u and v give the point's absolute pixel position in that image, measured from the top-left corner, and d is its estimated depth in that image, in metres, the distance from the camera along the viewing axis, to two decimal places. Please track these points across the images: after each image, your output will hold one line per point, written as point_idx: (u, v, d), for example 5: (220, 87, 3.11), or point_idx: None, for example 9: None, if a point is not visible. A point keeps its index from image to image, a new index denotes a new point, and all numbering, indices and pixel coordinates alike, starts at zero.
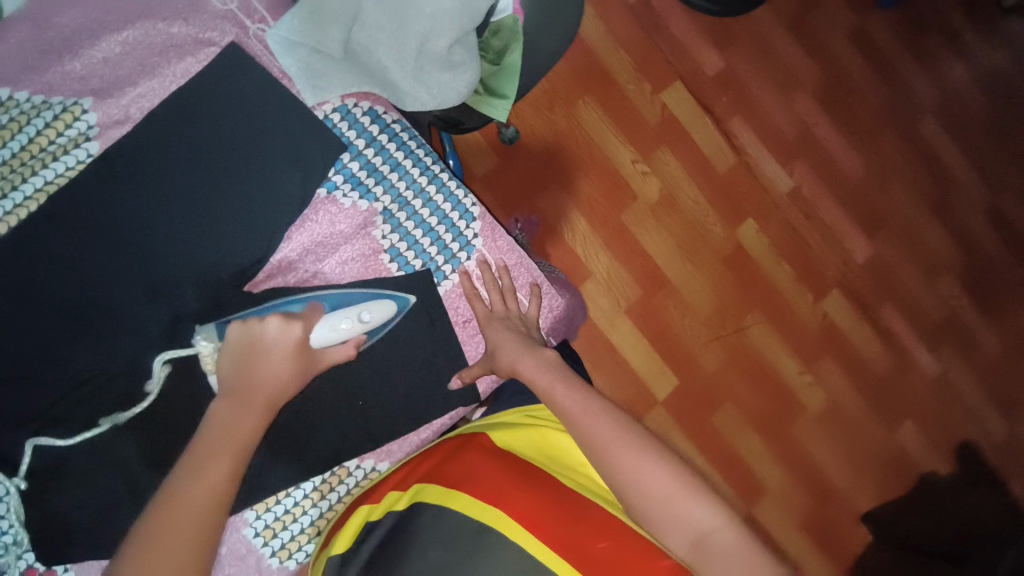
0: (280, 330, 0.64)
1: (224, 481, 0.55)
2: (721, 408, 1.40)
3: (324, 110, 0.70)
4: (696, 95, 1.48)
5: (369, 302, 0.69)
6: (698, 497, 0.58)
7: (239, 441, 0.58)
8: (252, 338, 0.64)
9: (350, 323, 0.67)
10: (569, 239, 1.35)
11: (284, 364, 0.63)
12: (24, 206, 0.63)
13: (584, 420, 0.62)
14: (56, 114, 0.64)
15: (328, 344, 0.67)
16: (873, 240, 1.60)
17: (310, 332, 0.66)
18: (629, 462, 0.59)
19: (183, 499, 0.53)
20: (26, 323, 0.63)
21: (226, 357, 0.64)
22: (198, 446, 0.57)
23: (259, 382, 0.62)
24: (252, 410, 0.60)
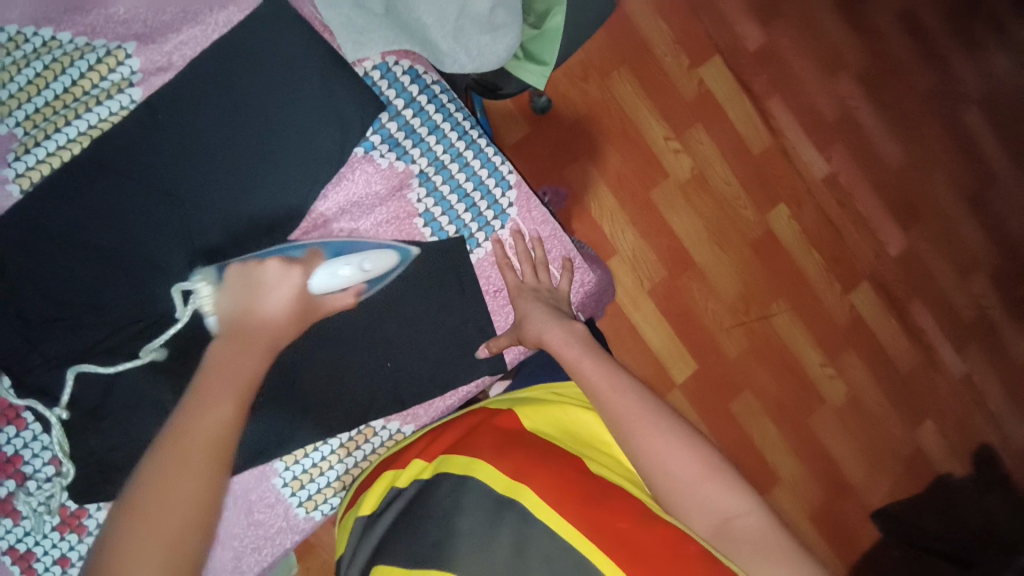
0: (279, 273, 0.64)
1: (226, 422, 0.55)
2: (739, 395, 1.39)
3: (364, 67, 0.70)
4: (736, 72, 1.43)
5: (371, 252, 0.68)
6: (725, 482, 0.57)
7: (244, 381, 0.58)
8: (251, 281, 0.64)
9: (350, 270, 0.66)
10: (596, 215, 1.33)
11: (281, 308, 0.63)
12: (66, 149, 0.62)
13: (612, 396, 0.62)
14: (100, 58, 0.63)
15: (327, 290, 0.66)
16: (908, 233, 1.56)
17: (310, 277, 0.65)
18: (653, 441, 0.59)
19: (190, 436, 0.53)
20: (65, 267, 0.63)
21: (226, 298, 0.63)
22: (198, 388, 0.56)
23: (261, 324, 0.62)
24: (251, 353, 0.60)
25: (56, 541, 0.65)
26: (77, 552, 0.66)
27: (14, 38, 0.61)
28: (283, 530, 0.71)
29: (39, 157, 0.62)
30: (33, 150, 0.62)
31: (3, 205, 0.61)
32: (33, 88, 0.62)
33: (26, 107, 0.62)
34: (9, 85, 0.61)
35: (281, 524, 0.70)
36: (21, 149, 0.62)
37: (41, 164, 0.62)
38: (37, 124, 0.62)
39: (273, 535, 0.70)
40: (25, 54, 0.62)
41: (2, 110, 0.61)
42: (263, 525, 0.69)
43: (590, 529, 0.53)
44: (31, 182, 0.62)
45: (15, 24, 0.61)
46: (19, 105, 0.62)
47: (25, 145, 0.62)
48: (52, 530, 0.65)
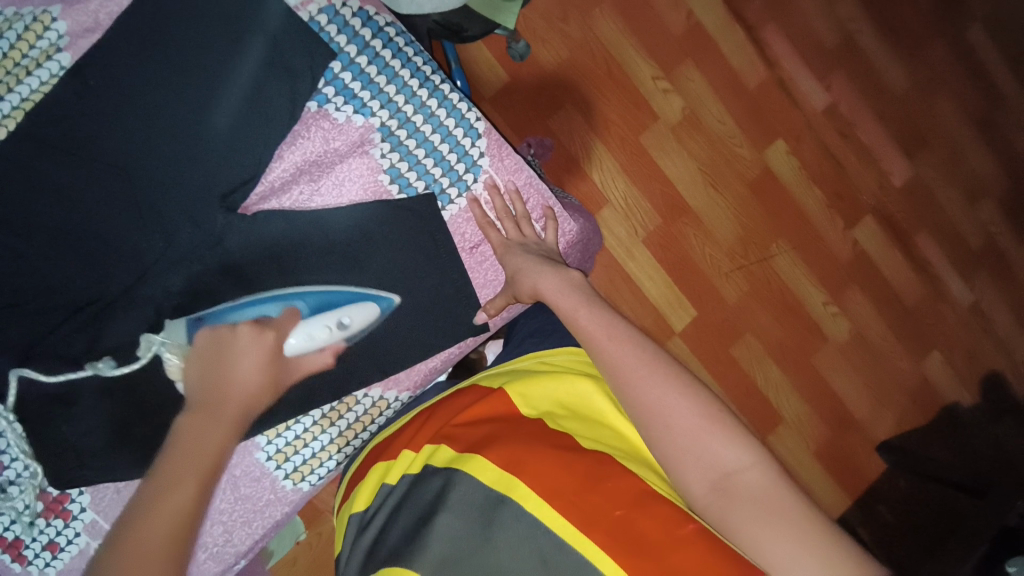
0: (251, 336, 0.61)
1: (184, 509, 0.51)
2: (741, 339, 1.37)
3: (309, 11, 0.63)
4: (726, 1, 1.36)
5: (350, 305, 0.65)
6: (723, 433, 0.53)
7: (205, 459, 0.54)
8: (220, 343, 0.61)
9: (328, 330, 0.64)
10: (586, 164, 1.29)
11: (252, 370, 0.60)
12: (1, 126, 0.57)
13: (606, 353, 0.58)
14: (26, 26, 0.57)
15: (301, 351, 0.64)
16: (912, 161, 1.49)
17: (284, 339, 0.63)
18: (650, 397, 0.55)
19: (147, 524, 0.49)
20: (13, 249, 0.59)
21: (193, 362, 0.61)
22: (160, 469, 0.53)
23: (228, 391, 0.58)
24: (219, 426, 0.56)
25: (43, 527, 0.64)
26: (65, 537, 0.64)
27: None
28: (272, 502, 0.69)
29: None
30: None
31: None
32: None
33: None
34: None
35: (269, 497, 0.69)
36: None
37: None
38: None
39: (262, 508, 0.69)
40: None
41: None
42: (250, 499, 0.68)
43: (584, 518, 0.51)
44: None
45: None
46: None
47: None
48: (39, 516, 0.63)
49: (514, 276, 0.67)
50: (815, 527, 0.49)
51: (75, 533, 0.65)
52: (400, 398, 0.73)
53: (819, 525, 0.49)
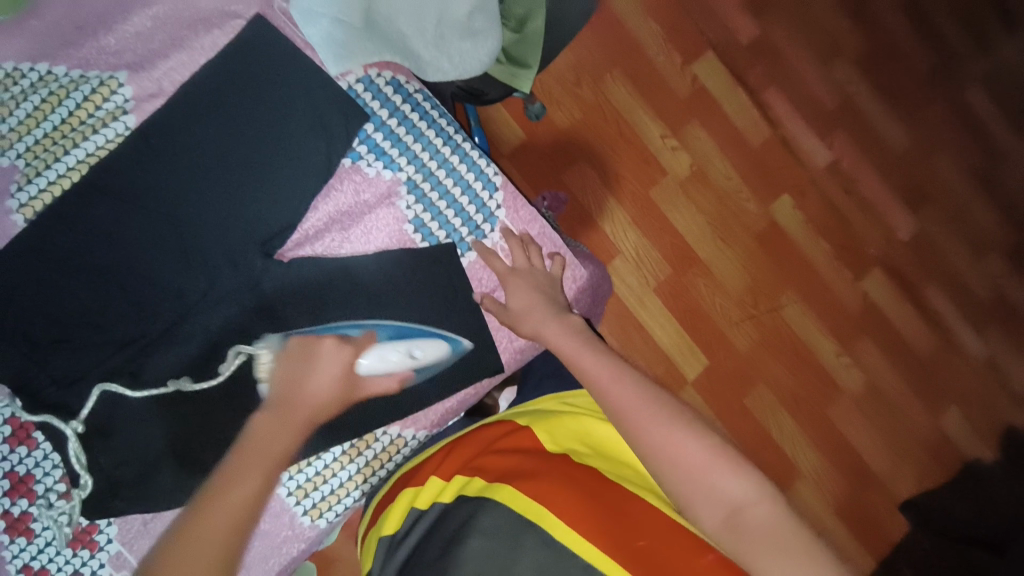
0: (332, 348, 0.64)
1: (245, 501, 0.54)
2: (752, 387, 1.39)
3: (348, 80, 0.70)
4: (729, 66, 1.47)
5: (421, 338, 0.68)
6: (732, 465, 0.55)
7: (272, 456, 0.57)
8: (308, 352, 0.64)
9: (399, 354, 0.67)
10: (597, 215, 1.37)
11: (325, 386, 0.63)
12: (66, 177, 0.63)
13: (610, 391, 0.61)
14: (94, 88, 0.64)
15: (374, 373, 0.66)
16: (916, 216, 1.53)
17: (362, 359, 0.65)
18: (657, 433, 0.57)
19: (211, 510, 0.53)
20: (68, 289, 0.64)
21: (282, 362, 0.64)
22: (229, 459, 0.57)
23: (305, 399, 0.62)
24: (288, 426, 0.60)
25: (69, 558, 0.66)
26: (90, 569, 0.66)
27: (11, 73, 0.63)
28: (289, 539, 0.70)
29: (40, 186, 0.63)
30: (35, 180, 0.63)
31: (12, 234, 0.63)
32: (30, 121, 0.63)
33: (24, 140, 0.63)
34: (10, 119, 0.63)
35: (287, 533, 0.69)
36: (24, 179, 0.63)
37: (43, 193, 0.63)
38: (38, 154, 0.63)
39: (279, 545, 0.69)
40: (23, 89, 0.63)
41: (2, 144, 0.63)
42: (268, 535, 0.69)
43: (610, 547, 0.53)
44: (35, 211, 0.63)
45: (12, 60, 0.63)
46: (19, 138, 0.63)
47: (26, 175, 0.63)
48: (67, 546, 0.66)
49: (514, 313, 0.70)
50: (826, 557, 0.50)
51: (100, 565, 0.67)
52: (417, 436, 0.74)
53: (829, 561, 0.49)
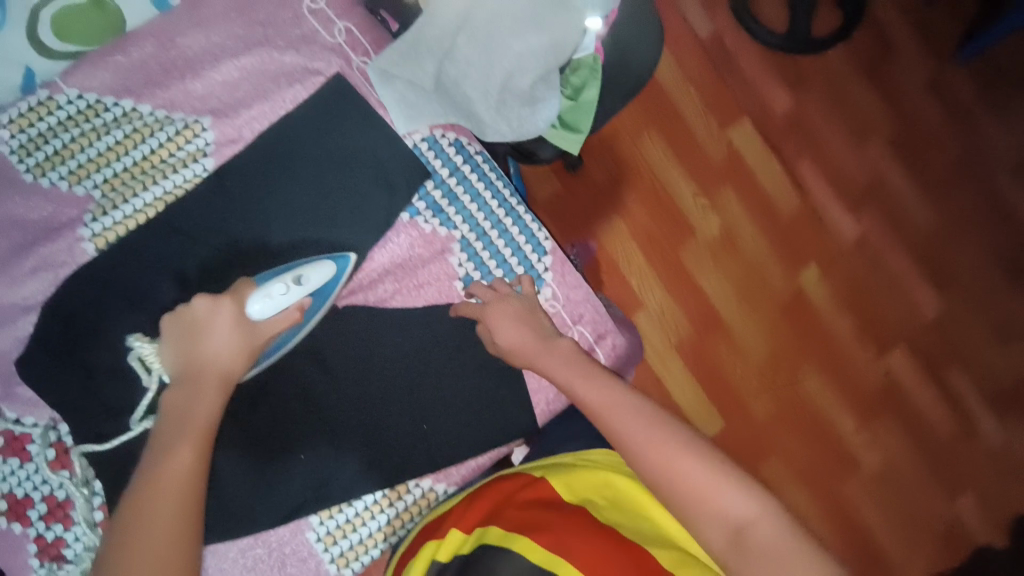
0: (207, 309, 0.60)
1: (187, 470, 0.54)
2: (769, 458, 1.42)
3: (413, 139, 0.74)
4: (764, 134, 1.52)
5: (306, 267, 0.64)
6: (731, 480, 0.57)
7: (195, 426, 0.56)
8: (186, 322, 0.60)
9: (283, 287, 0.62)
10: (625, 268, 1.41)
11: (221, 339, 0.59)
12: (143, 212, 0.66)
13: (620, 427, 0.59)
14: (178, 130, 0.67)
15: (268, 315, 0.61)
16: (942, 295, 1.54)
17: (243, 305, 0.61)
18: (660, 454, 0.58)
19: (151, 493, 0.53)
20: (126, 319, 0.65)
21: (167, 346, 0.60)
22: (157, 437, 0.56)
23: (206, 363, 0.58)
24: (201, 393, 0.57)
25: None
26: None
27: (94, 105, 0.65)
28: None
29: (115, 218, 0.66)
30: (111, 212, 0.65)
31: (80, 261, 0.65)
32: (113, 155, 0.66)
33: (102, 172, 0.65)
34: (89, 150, 0.65)
35: None
36: (99, 210, 0.65)
37: (117, 225, 0.66)
38: (116, 187, 0.66)
39: None
40: (105, 122, 0.65)
41: (81, 174, 0.65)
42: None
43: None
44: (107, 241, 0.65)
45: (96, 92, 0.65)
46: (97, 169, 0.65)
47: (103, 207, 0.65)
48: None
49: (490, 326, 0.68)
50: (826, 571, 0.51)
51: None
52: (448, 490, 0.73)
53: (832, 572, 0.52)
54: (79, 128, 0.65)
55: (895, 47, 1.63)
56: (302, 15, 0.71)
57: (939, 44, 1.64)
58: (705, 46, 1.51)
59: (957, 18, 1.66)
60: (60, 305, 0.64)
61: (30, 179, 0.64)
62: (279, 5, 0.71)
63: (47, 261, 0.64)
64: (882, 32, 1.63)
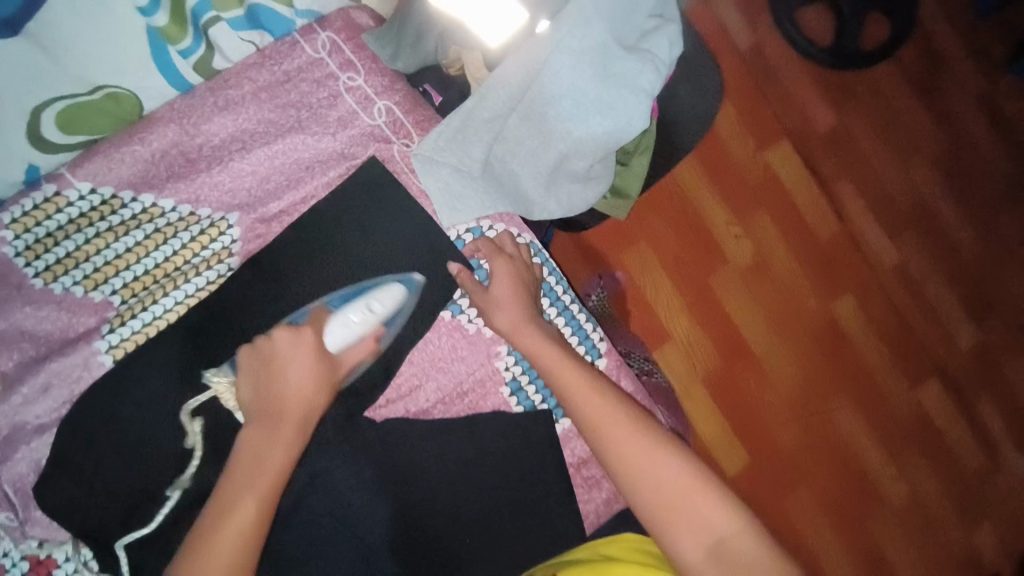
0: (289, 343, 0.58)
1: (255, 516, 0.53)
2: (793, 491, 1.36)
3: (457, 230, 0.68)
4: (803, 156, 1.41)
5: (376, 292, 0.62)
6: (715, 495, 0.59)
7: (269, 471, 0.55)
8: (264, 356, 0.59)
9: (360, 315, 0.61)
10: (652, 296, 1.32)
11: (301, 374, 0.58)
12: (161, 319, 0.61)
13: (624, 439, 0.60)
14: (203, 228, 0.61)
15: (345, 346, 0.61)
16: (978, 327, 1.49)
17: (323, 336, 0.60)
18: (641, 461, 0.59)
19: (219, 540, 0.52)
20: (149, 433, 0.61)
21: (244, 382, 0.59)
22: (230, 475, 0.55)
23: (287, 401, 0.57)
24: (281, 436, 0.56)
25: None
26: None
27: (109, 201, 0.60)
28: None
29: (134, 327, 0.60)
30: (129, 320, 0.60)
31: (96, 374, 0.60)
32: (131, 256, 0.60)
33: (121, 276, 0.60)
34: (105, 252, 0.60)
35: None
36: (117, 319, 0.60)
37: (136, 333, 0.60)
38: (135, 292, 0.61)
39: None
40: (122, 220, 0.60)
41: (97, 278, 0.60)
42: None
43: None
44: (125, 351, 0.60)
45: (112, 187, 0.60)
46: (115, 273, 0.60)
47: (121, 316, 0.60)
48: None
49: (487, 306, 0.65)
50: None
51: None
52: None
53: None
54: (93, 228, 0.60)
55: (946, 62, 1.51)
56: (339, 93, 0.64)
57: (988, 59, 1.54)
58: (745, 60, 1.39)
59: (1011, 30, 1.55)
60: (78, 420, 0.60)
61: (41, 284, 0.59)
62: (315, 83, 0.64)
63: (59, 376, 0.60)
64: (931, 45, 1.51)
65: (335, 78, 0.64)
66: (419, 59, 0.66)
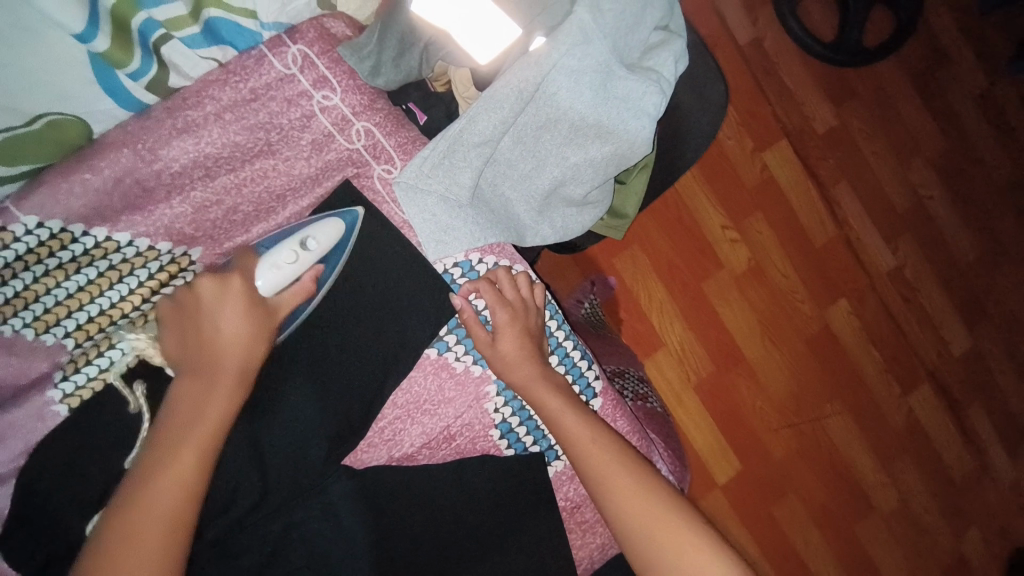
0: (215, 291, 0.53)
1: (179, 489, 0.49)
2: (783, 499, 1.29)
3: (445, 263, 0.62)
4: (802, 156, 1.31)
5: (310, 228, 0.57)
6: (718, 559, 0.56)
7: (202, 434, 0.50)
8: (186, 303, 0.54)
9: (293, 255, 0.55)
10: (645, 305, 1.22)
11: (233, 322, 0.53)
12: (121, 364, 0.56)
13: (625, 496, 0.58)
14: (163, 264, 0.58)
15: (278, 288, 0.56)
16: (971, 332, 1.45)
17: (253, 280, 0.55)
18: (633, 508, 0.57)
19: (133, 523, 0.47)
20: (109, 484, 0.56)
21: (168, 331, 0.54)
22: (156, 437, 0.50)
23: (217, 353, 0.52)
24: (216, 387, 0.52)
25: None
26: None
27: (59, 235, 0.54)
28: None
29: (90, 374, 0.56)
30: (84, 366, 0.56)
31: (50, 426, 0.56)
32: (84, 295, 0.55)
33: (74, 318, 0.56)
34: (55, 291, 0.55)
35: None
36: (71, 365, 0.56)
37: (93, 380, 0.56)
38: (90, 334, 0.56)
39: None
40: (74, 256, 0.55)
41: (48, 320, 0.55)
42: None
43: None
44: (81, 399, 0.56)
45: (61, 220, 0.54)
46: (67, 314, 0.55)
47: (75, 362, 0.56)
48: None
49: (490, 355, 0.62)
50: None
51: None
52: None
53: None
54: (42, 265, 0.54)
55: (948, 56, 1.44)
56: (313, 113, 0.59)
57: (988, 56, 1.47)
58: (744, 52, 1.28)
59: (1010, 26, 1.49)
60: (33, 477, 0.55)
61: None
62: (287, 102, 0.58)
63: (12, 429, 0.55)
64: (933, 42, 1.43)
65: (309, 98, 0.59)
66: (403, 75, 0.60)
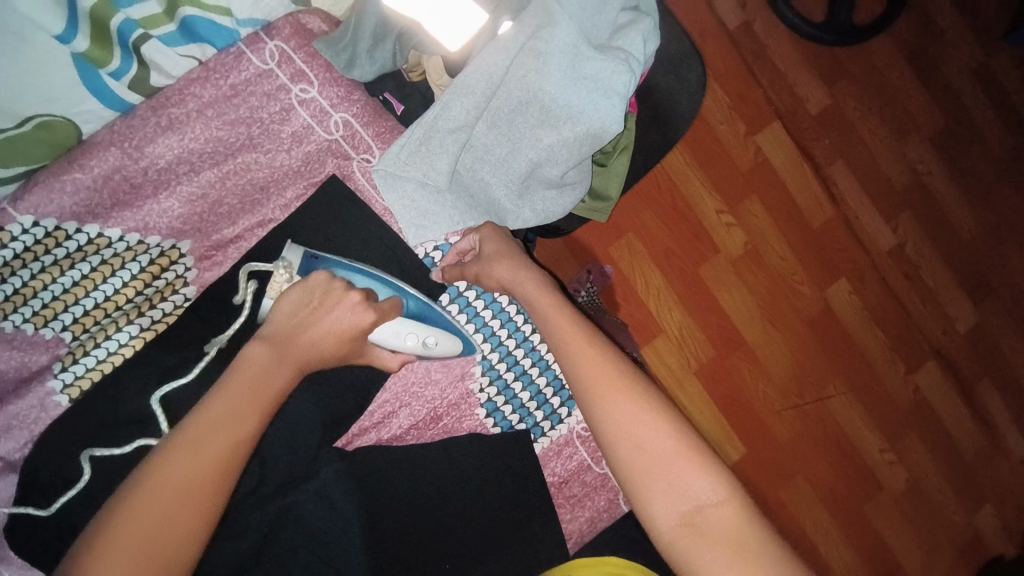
0: (352, 311, 0.56)
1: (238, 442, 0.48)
2: (791, 481, 1.29)
3: (426, 248, 0.67)
4: (795, 137, 1.31)
5: (446, 336, 0.63)
6: (699, 463, 0.52)
7: (260, 402, 0.50)
8: (324, 293, 0.56)
9: (413, 340, 0.62)
10: (643, 293, 1.23)
11: (329, 335, 0.55)
12: (118, 354, 0.59)
13: (603, 403, 0.54)
14: (153, 258, 0.61)
15: (381, 343, 0.61)
16: (976, 306, 1.44)
17: (380, 327, 0.60)
18: (622, 411, 0.54)
19: (182, 467, 0.46)
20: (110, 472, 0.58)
21: (295, 292, 0.56)
22: (221, 389, 0.50)
23: (303, 339, 0.54)
24: (286, 366, 0.53)
25: None
26: None
27: (54, 233, 0.57)
28: None
29: (88, 364, 0.59)
30: (82, 358, 0.59)
31: (52, 416, 0.58)
32: (79, 289, 0.58)
33: (70, 311, 0.58)
34: (52, 287, 0.58)
35: None
36: (70, 357, 0.58)
37: (91, 370, 0.59)
38: (87, 327, 0.59)
39: None
40: (69, 253, 0.58)
41: (46, 315, 0.58)
42: None
43: None
44: (81, 389, 0.59)
45: (55, 218, 0.57)
46: (64, 308, 0.58)
47: (73, 354, 0.58)
48: None
49: (480, 279, 0.63)
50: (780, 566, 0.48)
51: None
52: None
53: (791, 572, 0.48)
54: (39, 262, 0.57)
55: (941, 31, 1.43)
56: (291, 106, 0.63)
57: (982, 31, 1.46)
58: (732, 37, 1.28)
59: None
60: (39, 468, 0.57)
61: None
62: (265, 96, 0.62)
63: (17, 419, 0.58)
64: (925, 19, 1.42)
65: (287, 91, 0.62)
66: (378, 67, 0.62)
